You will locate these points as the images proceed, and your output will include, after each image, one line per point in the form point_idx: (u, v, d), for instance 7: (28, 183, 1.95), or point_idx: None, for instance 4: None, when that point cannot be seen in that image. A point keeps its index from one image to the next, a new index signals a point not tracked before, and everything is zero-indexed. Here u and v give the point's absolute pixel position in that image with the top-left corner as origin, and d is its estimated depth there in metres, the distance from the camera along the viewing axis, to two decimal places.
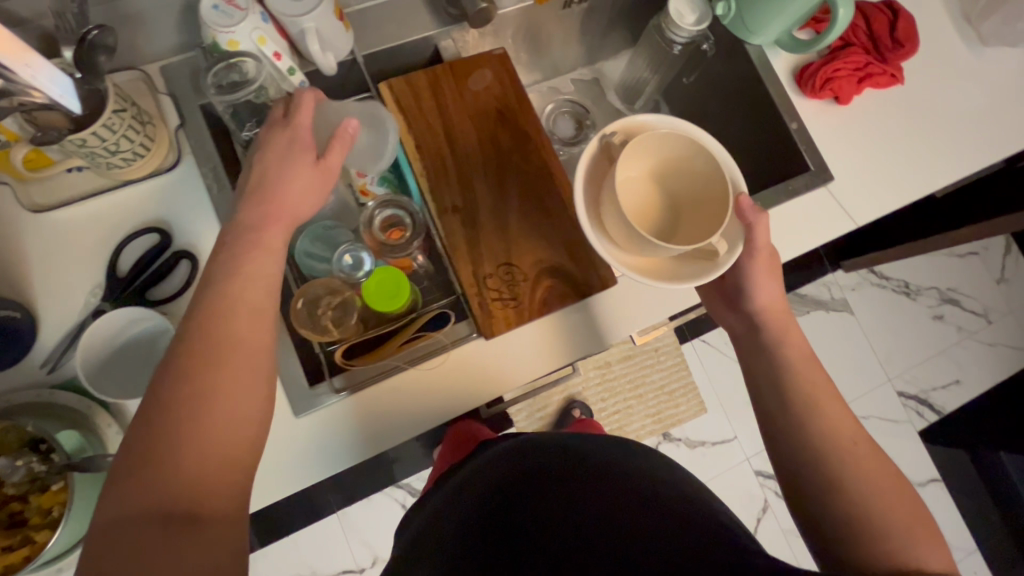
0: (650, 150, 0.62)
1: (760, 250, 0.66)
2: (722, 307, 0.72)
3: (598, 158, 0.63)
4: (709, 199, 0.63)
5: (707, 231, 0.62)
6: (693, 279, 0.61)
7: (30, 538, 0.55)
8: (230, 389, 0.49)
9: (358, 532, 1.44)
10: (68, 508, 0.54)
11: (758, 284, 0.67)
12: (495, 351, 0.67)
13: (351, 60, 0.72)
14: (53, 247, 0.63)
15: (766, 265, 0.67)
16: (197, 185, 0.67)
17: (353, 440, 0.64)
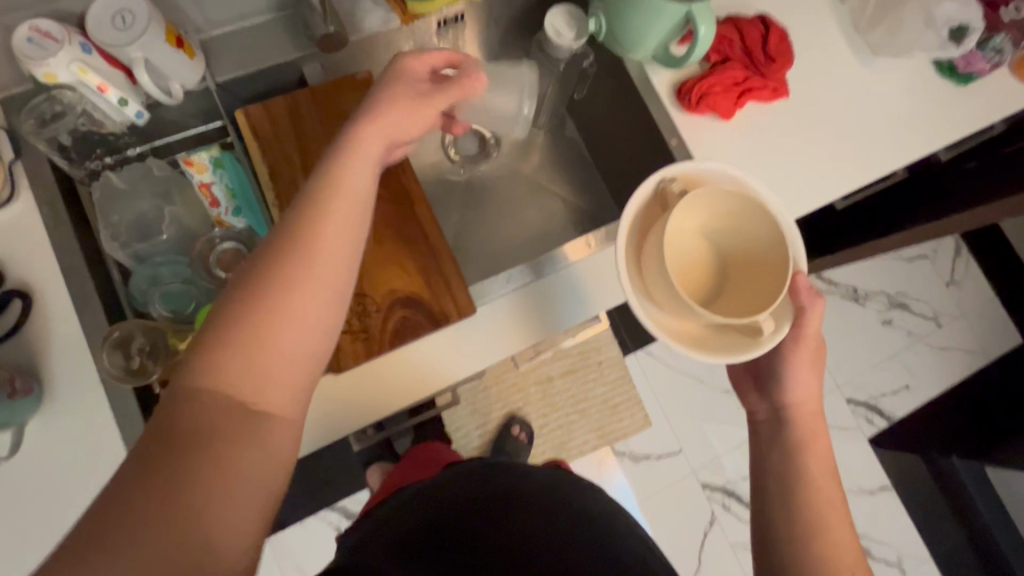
0: (711, 206, 0.62)
1: (807, 340, 0.65)
2: (753, 391, 0.71)
3: (649, 204, 0.64)
4: (761, 266, 0.62)
5: (753, 306, 0.62)
6: (725, 354, 0.61)
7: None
8: (302, 307, 0.47)
9: (291, 556, 1.41)
10: None
11: (797, 371, 0.66)
12: (352, 383, 0.69)
13: (204, 87, 0.70)
14: None
15: (810, 354, 0.66)
16: (34, 221, 0.64)
17: None
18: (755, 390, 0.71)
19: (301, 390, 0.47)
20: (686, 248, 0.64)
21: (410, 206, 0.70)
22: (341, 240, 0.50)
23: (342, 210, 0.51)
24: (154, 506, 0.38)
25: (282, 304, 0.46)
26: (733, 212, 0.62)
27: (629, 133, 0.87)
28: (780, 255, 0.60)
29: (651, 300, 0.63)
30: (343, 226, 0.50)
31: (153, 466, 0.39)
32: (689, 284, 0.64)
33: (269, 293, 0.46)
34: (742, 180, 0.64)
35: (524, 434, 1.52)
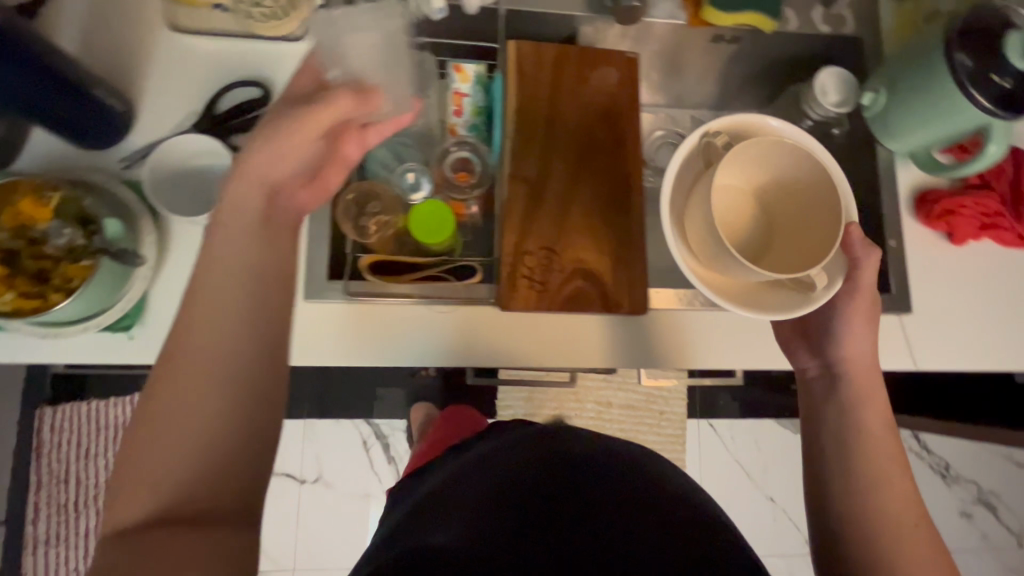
0: (758, 158, 0.58)
1: (862, 293, 0.62)
2: (798, 349, 0.67)
3: (692, 158, 0.60)
4: (811, 222, 0.58)
5: (802, 260, 0.59)
6: (777, 311, 0.57)
7: (41, 305, 0.57)
8: (172, 391, 0.45)
9: (314, 443, 1.48)
10: (89, 279, 0.57)
11: (851, 333, 0.63)
12: (501, 324, 0.69)
13: (493, 11, 0.72)
14: (174, 66, 0.68)
15: (864, 310, 0.62)
16: (308, 62, 0.70)
17: (346, 340, 0.67)
18: (806, 348, 0.66)
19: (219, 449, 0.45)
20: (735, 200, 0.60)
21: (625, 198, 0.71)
22: (202, 318, 0.48)
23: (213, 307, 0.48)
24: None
25: (175, 395, 0.45)
26: (782, 163, 0.58)
27: None
28: (832, 213, 0.56)
29: (687, 248, 0.60)
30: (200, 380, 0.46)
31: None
32: (733, 235, 0.62)
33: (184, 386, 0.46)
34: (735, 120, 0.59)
35: None
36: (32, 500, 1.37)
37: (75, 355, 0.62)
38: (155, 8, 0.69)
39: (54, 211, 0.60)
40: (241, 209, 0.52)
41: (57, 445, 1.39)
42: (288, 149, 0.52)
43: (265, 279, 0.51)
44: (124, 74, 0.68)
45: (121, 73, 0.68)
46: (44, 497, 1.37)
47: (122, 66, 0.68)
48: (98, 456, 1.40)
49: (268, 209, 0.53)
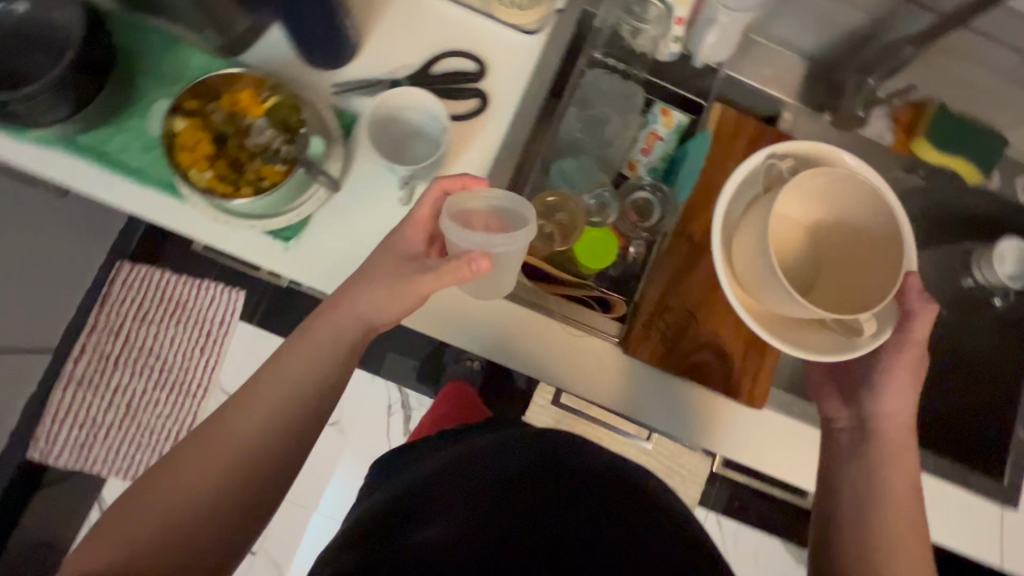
0: (826, 192, 0.53)
1: (910, 347, 0.57)
2: (835, 402, 0.64)
3: (754, 177, 0.57)
4: (867, 261, 0.54)
5: (853, 303, 0.54)
6: (822, 351, 0.54)
7: (231, 190, 0.60)
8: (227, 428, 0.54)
9: (343, 387, 1.50)
10: (278, 187, 0.60)
11: (891, 390, 0.59)
12: (616, 369, 0.67)
13: (714, 70, 0.73)
14: (410, 18, 0.71)
15: (909, 364, 0.58)
16: (530, 56, 0.71)
17: (466, 327, 0.66)
18: (839, 398, 0.63)
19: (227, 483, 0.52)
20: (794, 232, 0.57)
21: None
22: (260, 406, 0.55)
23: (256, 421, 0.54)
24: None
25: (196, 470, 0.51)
26: (847, 197, 0.54)
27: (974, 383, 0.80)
28: (892, 248, 0.52)
29: (733, 271, 0.57)
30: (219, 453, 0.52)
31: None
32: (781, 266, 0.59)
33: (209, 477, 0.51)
34: (815, 145, 0.56)
35: None
36: (79, 342, 1.42)
37: (233, 248, 0.65)
38: None
39: (267, 108, 0.63)
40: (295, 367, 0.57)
41: (121, 300, 1.44)
42: (364, 296, 0.57)
43: (309, 417, 0.56)
44: (364, 9, 0.71)
45: (362, 8, 0.71)
46: (91, 342, 1.42)
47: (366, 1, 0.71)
48: (153, 324, 1.45)
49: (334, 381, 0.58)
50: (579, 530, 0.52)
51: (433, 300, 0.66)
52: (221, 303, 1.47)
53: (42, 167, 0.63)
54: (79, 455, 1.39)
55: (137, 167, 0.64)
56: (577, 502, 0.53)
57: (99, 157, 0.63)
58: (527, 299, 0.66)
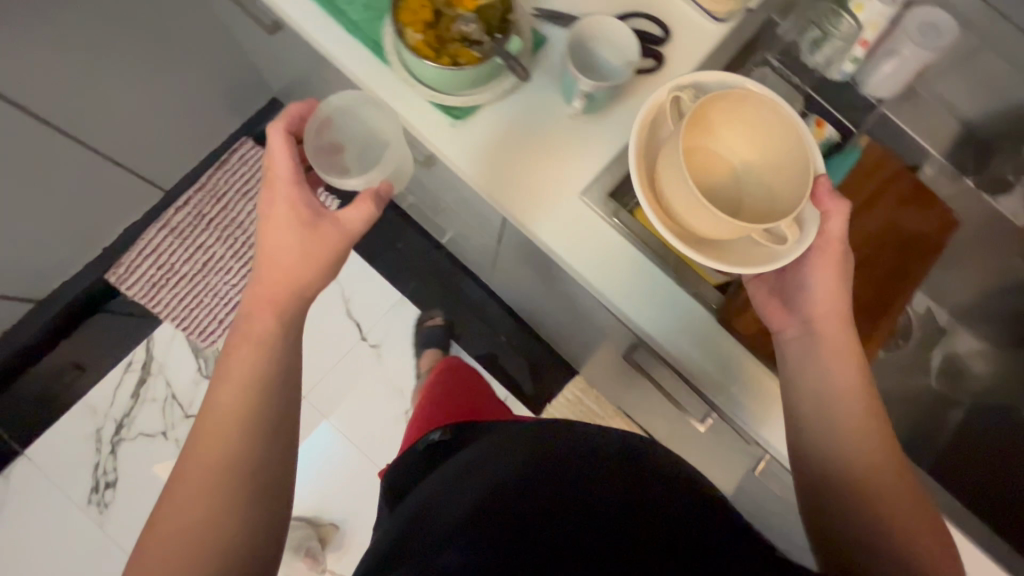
0: (732, 113, 0.59)
1: (829, 245, 0.61)
2: (778, 310, 0.66)
3: (665, 115, 0.61)
4: (771, 168, 0.59)
5: (774, 212, 0.59)
6: (754, 262, 0.60)
7: (435, 59, 0.66)
8: (204, 443, 0.59)
9: (399, 316, 1.55)
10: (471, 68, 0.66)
11: (823, 282, 0.62)
12: (701, 332, 0.71)
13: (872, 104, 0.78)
14: None
15: (830, 261, 0.61)
16: (709, 40, 0.78)
17: (580, 248, 0.71)
18: (782, 305, 0.66)
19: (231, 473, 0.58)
20: (711, 157, 0.60)
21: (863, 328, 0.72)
22: (220, 410, 0.60)
23: (254, 407, 0.61)
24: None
25: (208, 474, 0.58)
26: (751, 116, 0.59)
27: None
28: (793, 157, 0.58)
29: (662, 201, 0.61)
30: (224, 445, 0.59)
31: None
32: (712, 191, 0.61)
33: (225, 486, 0.57)
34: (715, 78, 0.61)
35: None
36: (185, 195, 1.52)
37: (406, 114, 0.71)
38: None
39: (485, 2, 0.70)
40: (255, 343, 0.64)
41: (232, 170, 1.53)
42: (282, 237, 0.64)
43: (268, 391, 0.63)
44: None
45: None
46: (194, 199, 1.51)
47: None
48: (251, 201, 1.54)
49: (276, 309, 0.65)
50: (584, 506, 0.57)
51: (561, 213, 0.72)
52: None
53: None
54: (147, 293, 1.47)
55: (355, 21, 0.72)
56: (582, 490, 0.59)
57: (328, 3, 0.72)
58: (646, 245, 0.70)
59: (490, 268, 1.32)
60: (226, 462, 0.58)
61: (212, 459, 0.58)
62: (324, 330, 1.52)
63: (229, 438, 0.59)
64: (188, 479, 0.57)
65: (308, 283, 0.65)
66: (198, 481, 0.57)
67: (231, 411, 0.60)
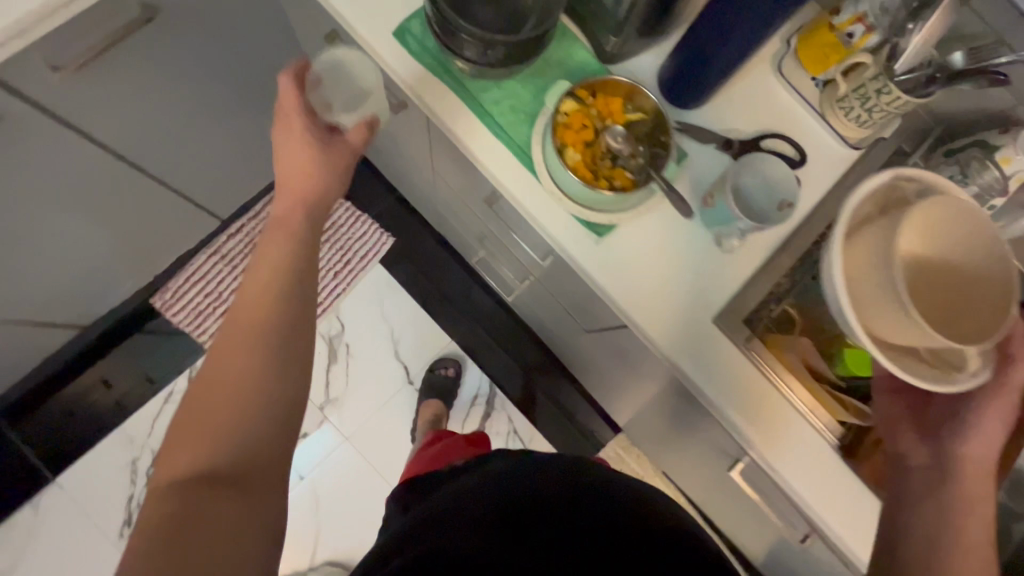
0: (948, 225, 0.56)
1: (1004, 390, 0.56)
2: (909, 434, 0.62)
3: (874, 199, 0.58)
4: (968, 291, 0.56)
5: (959, 332, 0.56)
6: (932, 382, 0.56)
7: (594, 180, 0.65)
8: (227, 370, 0.58)
9: (446, 362, 1.51)
10: (627, 195, 0.67)
11: (982, 425, 0.57)
12: (826, 466, 0.70)
13: None
14: (755, 93, 0.78)
15: (1006, 404, 0.56)
16: (840, 168, 0.78)
17: (711, 369, 0.71)
18: (915, 431, 0.62)
19: (256, 409, 0.58)
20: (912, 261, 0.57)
21: None
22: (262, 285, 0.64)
23: (292, 354, 0.62)
24: (174, 545, 0.48)
25: (235, 415, 0.57)
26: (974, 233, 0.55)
27: None
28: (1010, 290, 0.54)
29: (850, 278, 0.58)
30: (258, 345, 0.60)
31: (176, 516, 0.49)
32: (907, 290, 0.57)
33: (265, 411, 0.58)
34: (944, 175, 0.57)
35: None
36: (238, 220, 1.48)
37: (548, 225, 0.70)
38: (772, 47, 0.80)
39: (636, 121, 0.70)
40: (307, 259, 0.67)
41: None
42: (294, 150, 0.70)
43: (284, 322, 0.62)
44: None
45: None
46: (246, 225, 1.47)
47: None
48: None
49: (294, 214, 0.69)
50: (580, 517, 0.64)
51: (696, 336, 0.71)
52: (372, 240, 1.54)
53: (424, 90, 0.71)
54: (192, 319, 1.43)
55: (501, 125, 0.71)
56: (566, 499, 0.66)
57: (474, 104, 0.71)
58: (776, 377, 0.71)
59: (553, 329, 1.32)
60: (256, 338, 0.61)
61: (243, 362, 0.59)
62: (371, 371, 1.49)
63: (249, 334, 0.61)
64: (212, 427, 0.56)
65: (324, 187, 0.71)
66: (231, 431, 0.56)
67: (252, 333, 0.61)
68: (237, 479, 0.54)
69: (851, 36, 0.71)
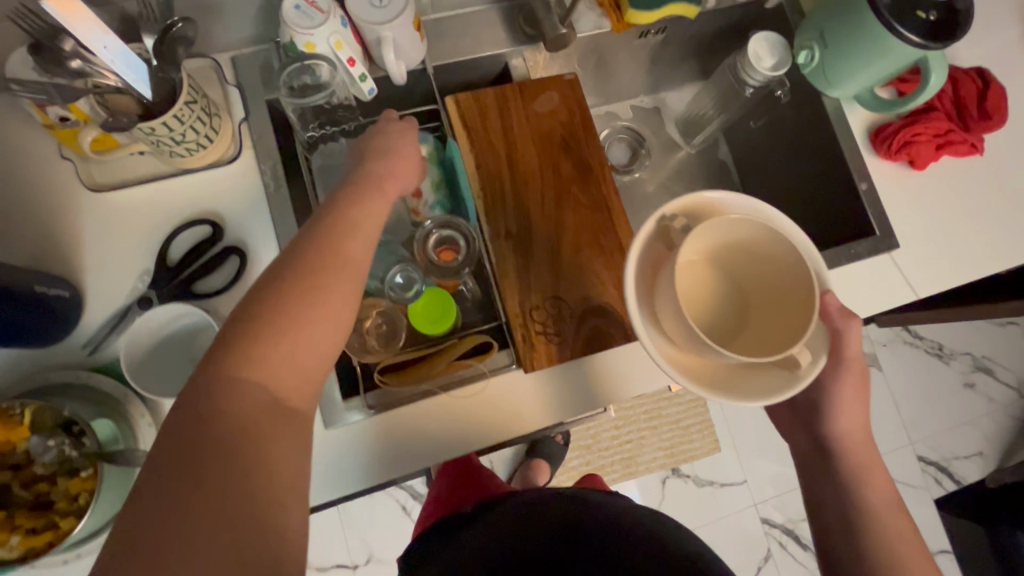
0: (724, 230, 0.50)
1: (851, 362, 0.56)
2: (789, 420, 0.61)
3: (651, 240, 0.51)
4: (784, 283, 0.50)
5: (787, 331, 0.49)
6: (766, 398, 0.47)
7: (58, 527, 0.54)
8: None
9: (357, 526, 1.39)
10: (96, 497, 0.53)
11: (845, 410, 0.57)
12: (527, 388, 0.65)
13: (421, 70, 0.70)
14: (106, 226, 0.63)
15: (855, 382, 0.57)
16: (252, 181, 0.66)
17: (361, 462, 0.62)
18: (795, 421, 0.61)
19: None
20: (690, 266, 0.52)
21: (608, 218, 0.69)
22: None
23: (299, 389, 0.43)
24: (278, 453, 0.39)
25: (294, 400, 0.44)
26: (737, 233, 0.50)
27: (801, 165, 0.86)
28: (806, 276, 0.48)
29: (661, 340, 0.50)
30: (355, 281, 0.48)
31: None
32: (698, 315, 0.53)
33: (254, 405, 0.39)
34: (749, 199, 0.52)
35: (562, 438, 1.49)
36: None
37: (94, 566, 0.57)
38: (60, 169, 0.62)
39: (31, 429, 0.54)
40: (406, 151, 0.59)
41: None
42: None
43: None
44: (50, 250, 0.61)
45: (46, 250, 0.61)
46: None
47: (44, 242, 0.61)
48: None
49: None
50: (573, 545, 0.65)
51: (348, 458, 0.61)
52: None
53: None
54: None
55: None
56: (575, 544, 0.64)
57: None
58: (425, 390, 0.62)
59: None
60: (343, 321, 0.47)
61: (364, 245, 0.50)
62: None
63: None
64: None
65: None
66: None
67: None
68: (271, 432, 0.40)
69: (63, 120, 0.55)
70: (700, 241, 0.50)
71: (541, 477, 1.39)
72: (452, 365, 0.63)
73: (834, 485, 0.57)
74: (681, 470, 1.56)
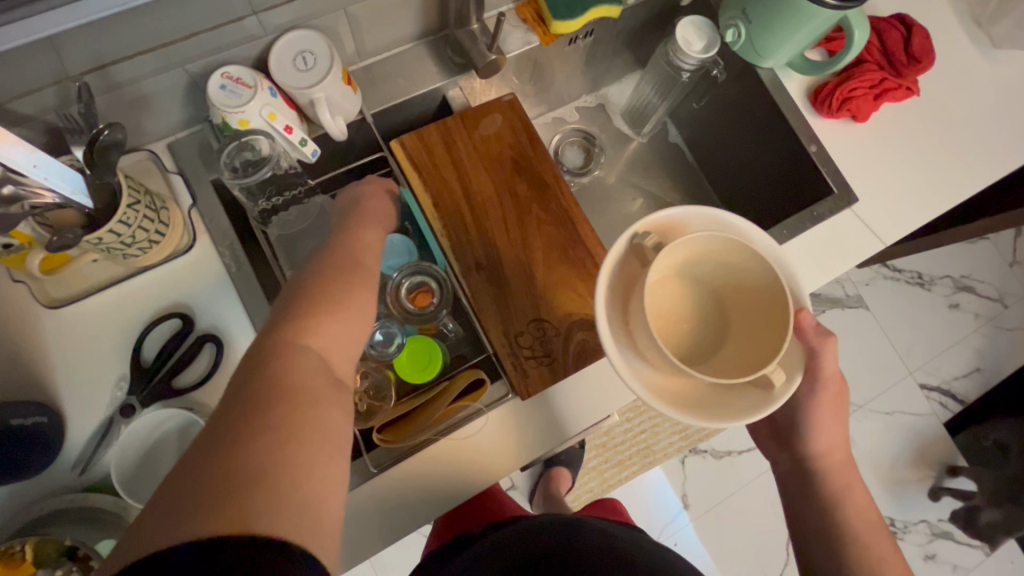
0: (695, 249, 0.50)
1: (828, 377, 0.58)
2: (774, 442, 0.66)
3: (625, 258, 0.52)
4: (758, 294, 0.51)
5: (762, 350, 0.50)
6: (739, 416, 0.48)
7: None
8: None
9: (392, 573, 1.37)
10: None
11: (821, 429, 0.61)
12: (527, 413, 0.66)
13: (361, 120, 0.70)
14: (74, 340, 0.62)
15: (835, 397, 0.60)
16: (214, 265, 0.65)
17: (380, 520, 0.62)
18: (776, 440, 0.65)
19: None
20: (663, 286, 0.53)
21: (573, 231, 0.70)
22: None
23: None
24: None
25: None
26: (709, 253, 0.51)
27: (751, 136, 0.87)
28: (779, 293, 0.48)
29: (638, 361, 0.50)
30: None
31: None
32: (674, 334, 0.54)
33: None
34: (721, 219, 0.53)
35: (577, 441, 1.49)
36: None
37: None
38: (13, 293, 0.61)
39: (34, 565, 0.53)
40: (359, 202, 0.60)
41: None
42: None
43: None
44: (19, 376, 0.59)
45: (16, 377, 0.59)
46: None
47: (12, 370, 0.59)
48: None
49: None
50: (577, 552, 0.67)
51: (366, 520, 0.61)
52: None
53: None
54: None
55: None
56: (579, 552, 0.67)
57: None
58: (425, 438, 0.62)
59: None
60: None
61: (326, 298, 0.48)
62: None
63: None
64: None
65: None
66: None
67: None
68: None
69: (7, 246, 0.54)
70: (672, 259, 0.51)
71: (563, 484, 1.38)
72: (448, 410, 0.62)
73: (823, 440, 0.61)
74: (698, 447, 1.58)
